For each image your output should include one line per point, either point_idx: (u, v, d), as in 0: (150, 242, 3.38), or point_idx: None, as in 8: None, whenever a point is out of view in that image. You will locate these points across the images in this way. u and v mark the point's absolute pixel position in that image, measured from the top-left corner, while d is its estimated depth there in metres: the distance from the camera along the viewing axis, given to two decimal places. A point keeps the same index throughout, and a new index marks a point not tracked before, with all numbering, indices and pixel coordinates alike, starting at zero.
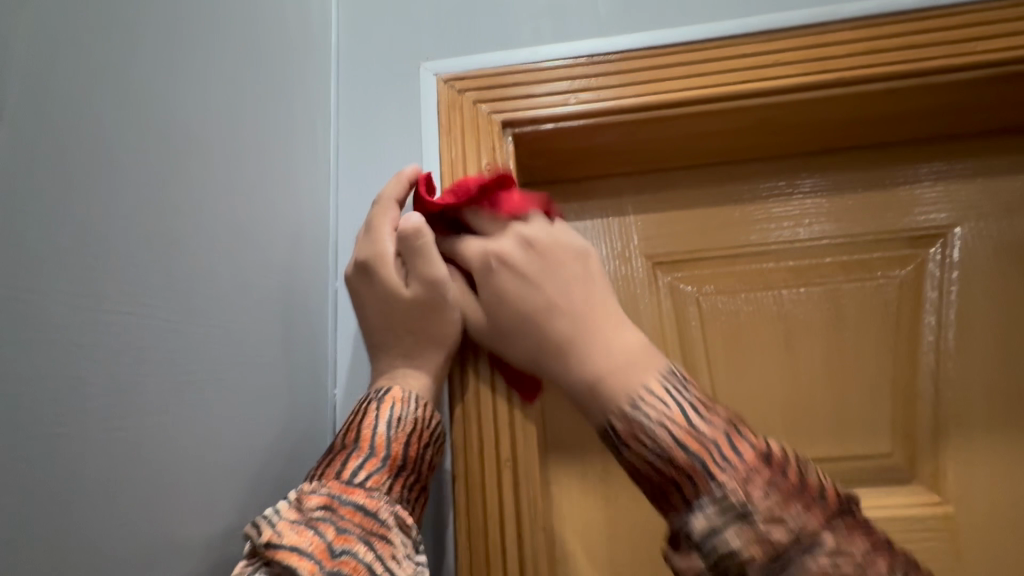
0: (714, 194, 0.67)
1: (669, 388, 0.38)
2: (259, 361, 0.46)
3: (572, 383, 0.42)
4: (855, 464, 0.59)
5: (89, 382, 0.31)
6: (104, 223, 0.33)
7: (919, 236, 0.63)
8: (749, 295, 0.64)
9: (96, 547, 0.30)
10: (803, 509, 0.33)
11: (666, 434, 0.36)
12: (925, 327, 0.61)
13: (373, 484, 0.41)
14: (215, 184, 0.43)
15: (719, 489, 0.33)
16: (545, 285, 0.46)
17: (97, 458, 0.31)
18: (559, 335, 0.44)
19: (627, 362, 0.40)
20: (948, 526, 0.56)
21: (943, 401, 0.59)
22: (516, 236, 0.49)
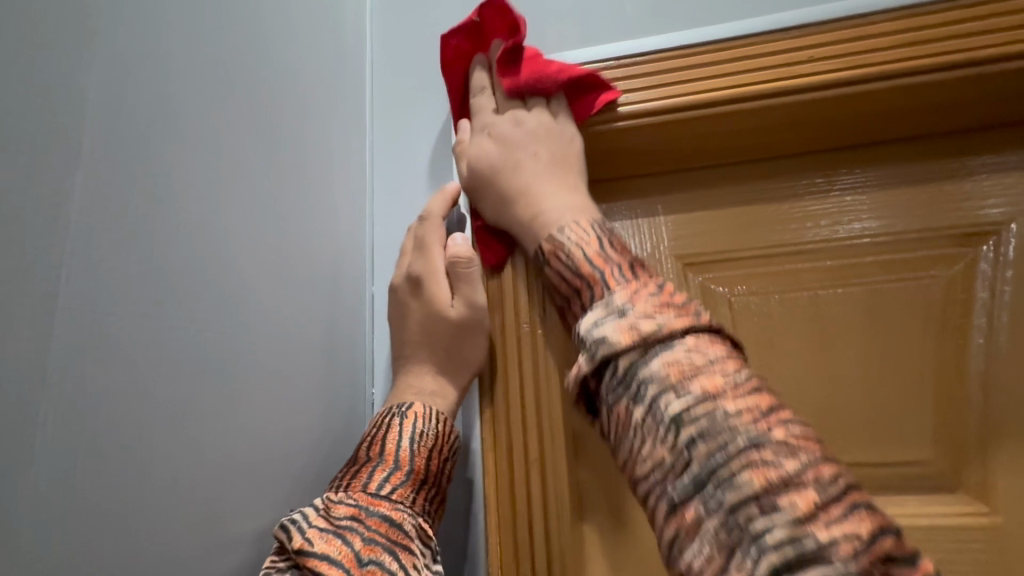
0: (747, 193, 0.66)
1: (594, 227, 0.45)
2: (302, 368, 0.49)
3: (523, 219, 0.50)
4: (891, 471, 0.57)
5: (154, 390, 0.34)
6: (164, 245, 0.36)
7: (969, 233, 0.60)
8: (782, 296, 0.62)
9: (164, 536, 0.34)
10: (675, 314, 0.35)
11: (580, 255, 0.42)
12: (975, 327, 0.58)
13: (398, 497, 0.43)
14: (257, 195, 0.45)
15: (611, 294, 0.37)
16: (516, 148, 0.53)
17: (164, 458, 0.35)
18: (515, 185, 0.51)
19: (559, 206, 0.47)
20: (995, 537, 0.54)
21: (992, 406, 0.56)
22: (512, 115, 0.55)
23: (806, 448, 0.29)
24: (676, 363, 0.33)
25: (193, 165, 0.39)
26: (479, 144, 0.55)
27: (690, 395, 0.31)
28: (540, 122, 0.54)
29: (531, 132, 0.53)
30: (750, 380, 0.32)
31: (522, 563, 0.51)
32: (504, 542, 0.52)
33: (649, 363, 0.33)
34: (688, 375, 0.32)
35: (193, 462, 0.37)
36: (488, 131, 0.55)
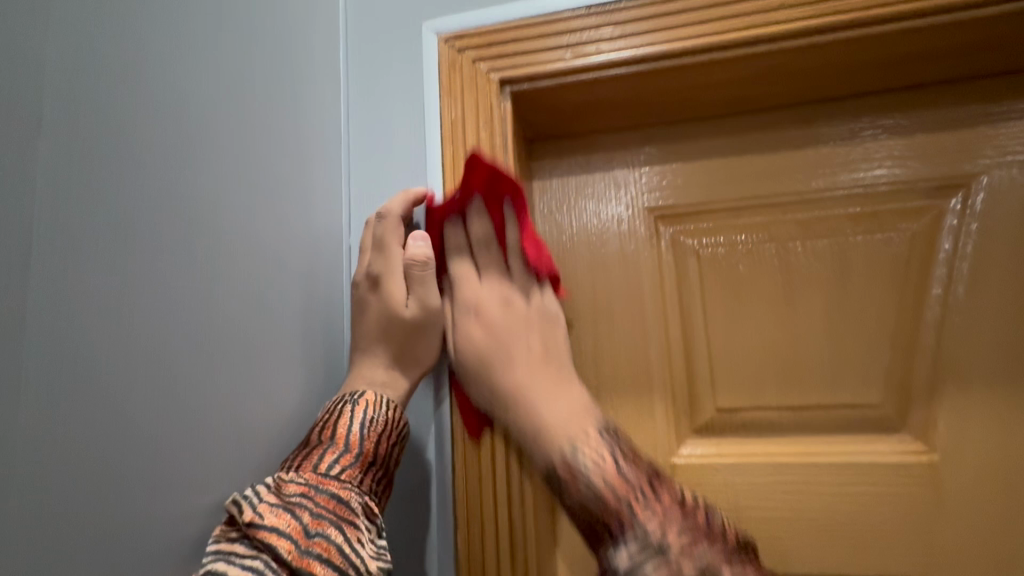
0: (722, 145, 0.66)
1: (604, 438, 0.48)
2: (283, 322, 0.53)
3: (520, 427, 0.51)
4: (842, 414, 0.60)
5: (129, 339, 0.37)
6: (130, 205, 0.38)
7: (940, 185, 0.60)
8: (747, 246, 0.64)
9: (148, 470, 0.38)
10: (706, 546, 0.41)
11: (601, 481, 0.45)
12: (935, 279, 0.59)
13: (347, 477, 0.47)
14: (228, 155, 0.47)
15: (643, 526, 0.41)
16: (507, 339, 0.55)
17: (144, 402, 0.38)
18: (509, 387, 0.53)
19: (564, 418, 0.50)
20: (932, 474, 0.57)
21: (943, 354, 0.58)
22: (499, 292, 0.57)
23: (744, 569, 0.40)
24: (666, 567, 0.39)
25: (159, 125, 0.41)
26: (468, 331, 0.56)
27: None
28: (526, 303, 0.57)
29: (516, 316, 0.56)
30: None
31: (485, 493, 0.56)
32: (470, 475, 0.56)
33: None
34: None
35: (173, 401, 0.40)
36: (475, 314, 0.56)
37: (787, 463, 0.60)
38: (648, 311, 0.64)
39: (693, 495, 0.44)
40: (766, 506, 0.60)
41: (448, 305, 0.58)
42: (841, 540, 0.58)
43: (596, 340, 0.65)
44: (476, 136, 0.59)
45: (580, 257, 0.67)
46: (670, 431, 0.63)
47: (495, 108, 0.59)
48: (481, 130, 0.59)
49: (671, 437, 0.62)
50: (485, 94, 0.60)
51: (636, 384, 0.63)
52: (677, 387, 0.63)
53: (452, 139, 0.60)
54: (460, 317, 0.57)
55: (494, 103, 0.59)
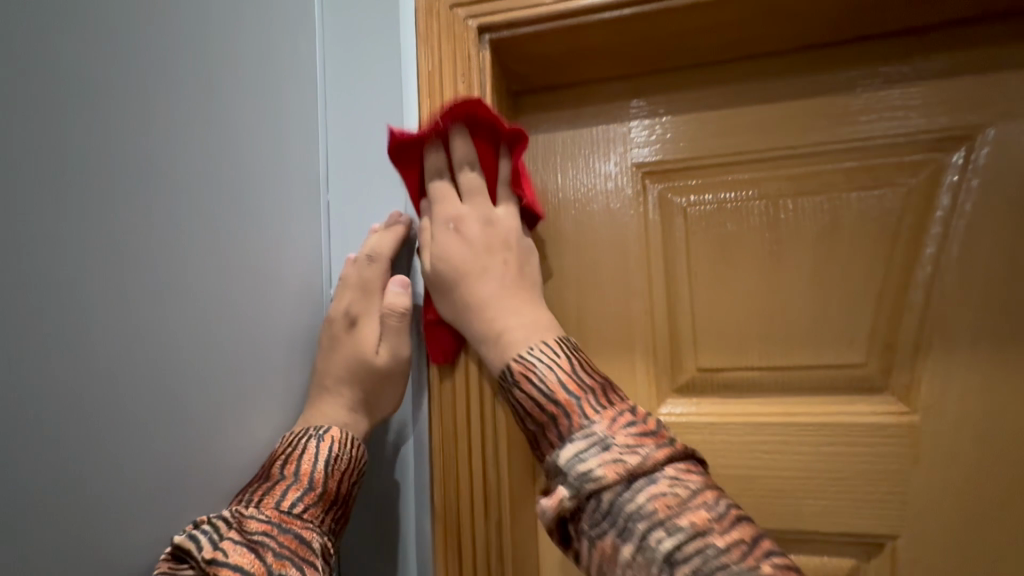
0: (714, 97, 0.63)
1: (564, 350, 0.46)
2: (271, 340, 0.53)
3: (478, 334, 0.51)
4: (825, 374, 0.59)
5: (97, 332, 0.38)
6: (95, 197, 0.38)
7: (941, 138, 0.57)
8: (735, 204, 0.62)
9: (123, 462, 0.39)
10: (652, 443, 0.39)
11: (554, 384, 0.44)
12: (929, 237, 0.57)
13: (309, 516, 0.47)
14: (204, 134, 0.46)
15: (589, 425, 0.40)
16: (483, 258, 0.53)
17: (116, 396, 0.39)
18: (477, 297, 0.52)
19: (523, 329, 0.49)
20: (912, 434, 0.57)
21: (932, 314, 0.57)
22: (479, 211, 0.54)
23: (692, 480, 0.38)
24: (611, 463, 0.38)
25: (150, 114, 0.42)
26: (444, 240, 0.54)
27: (681, 527, 0.36)
28: (508, 227, 0.55)
29: (494, 236, 0.54)
30: (733, 512, 0.37)
31: (459, 443, 0.56)
32: (445, 425, 0.57)
33: (636, 497, 0.37)
34: (675, 512, 0.36)
35: (154, 395, 0.41)
36: (453, 229, 0.54)
37: (766, 422, 0.60)
38: (631, 267, 0.63)
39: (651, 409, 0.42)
40: (743, 464, 0.60)
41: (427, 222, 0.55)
42: (816, 497, 0.58)
43: (578, 301, 0.64)
44: (453, 87, 0.57)
45: (565, 215, 0.65)
46: (650, 389, 0.63)
47: (473, 57, 0.57)
48: (459, 81, 0.57)
49: (651, 394, 0.63)
50: (463, 44, 0.57)
51: (618, 343, 0.63)
52: (659, 346, 0.63)
53: (430, 90, 0.58)
54: (435, 236, 0.54)
55: (472, 51, 0.57)
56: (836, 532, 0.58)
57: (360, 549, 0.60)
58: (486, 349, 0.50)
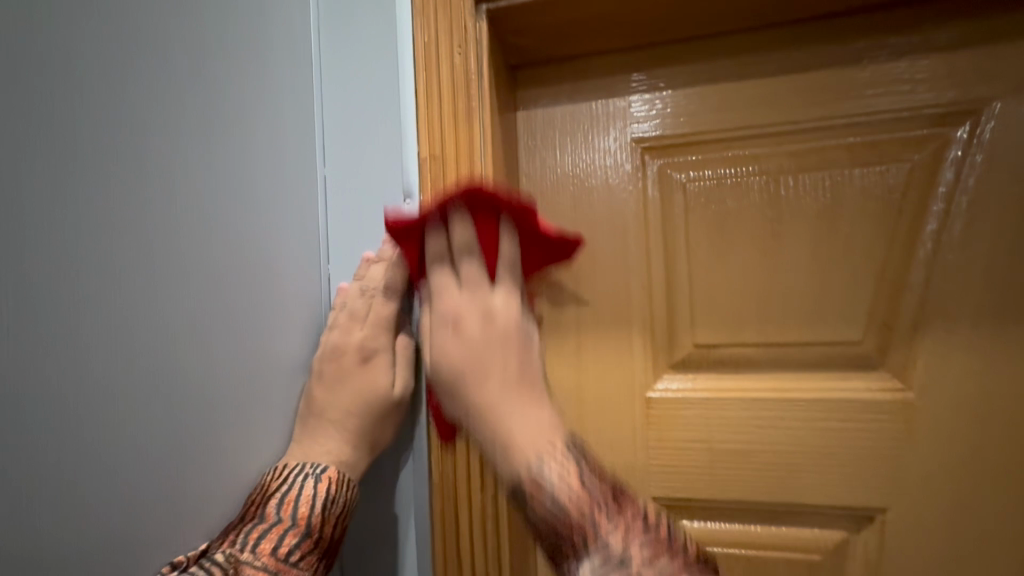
0: (715, 70, 0.62)
1: (571, 453, 0.43)
2: (268, 353, 0.54)
3: (485, 441, 0.46)
4: (820, 351, 0.60)
5: (85, 322, 0.38)
6: (82, 190, 0.38)
7: (946, 112, 0.56)
8: (735, 180, 0.61)
9: (112, 449, 0.40)
10: (669, 558, 0.39)
11: (566, 493, 0.41)
12: (931, 213, 0.57)
13: (304, 564, 0.50)
14: (193, 125, 0.47)
15: (607, 542, 0.39)
16: (482, 358, 0.49)
17: (103, 385, 0.40)
18: (477, 403, 0.47)
19: (530, 433, 0.44)
20: (906, 410, 0.57)
21: (931, 292, 0.57)
22: (479, 306, 0.51)
23: None
24: None
25: (151, 126, 0.43)
26: (442, 339, 0.51)
27: None
28: (507, 320, 0.51)
29: (493, 333, 0.50)
30: None
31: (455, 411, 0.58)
32: None
33: None
34: None
35: (143, 385, 0.42)
36: (452, 327, 0.51)
37: (761, 397, 0.60)
38: (631, 244, 0.63)
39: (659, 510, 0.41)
40: (737, 439, 0.61)
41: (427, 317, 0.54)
42: (809, 470, 0.59)
43: (577, 277, 0.64)
44: (450, 60, 0.57)
45: (564, 192, 0.65)
46: (647, 365, 0.63)
47: (469, 29, 0.56)
48: (455, 53, 0.56)
49: (647, 371, 0.63)
50: (459, 15, 0.56)
51: (616, 320, 0.63)
52: (656, 323, 0.63)
53: (426, 63, 0.57)
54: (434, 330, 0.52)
55: (468, 23, 0.56)
56: (829, 504, 0.59)
57: (362, 517, 0.62)
58: (494, 462, 0.45)
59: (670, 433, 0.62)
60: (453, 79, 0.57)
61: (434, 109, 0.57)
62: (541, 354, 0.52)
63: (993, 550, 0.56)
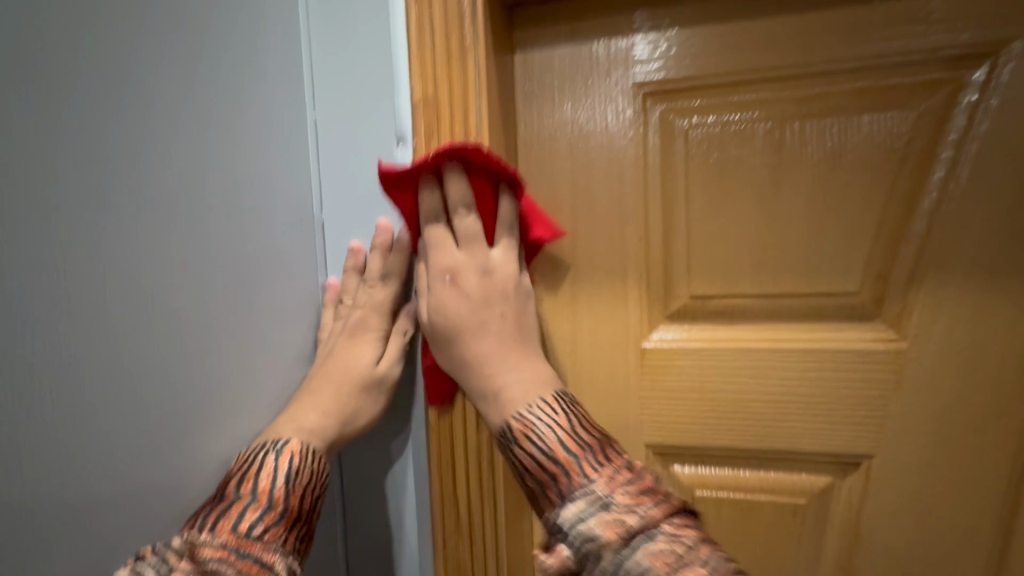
0: (723, 9, 0.58)
1: (560, 404, 0.50)
2: (259, 311, 0.54)
3: (478, 388, 0.53)
4: (816, 301, 0.59)
5: (78, 293, 0.38)
6: (66, 160, 0.37)
7: (963, 55, 0.54)
8: (738, 126, 0.59)
9: (113, 416, 0.41)
10: (649, 502, 0.42)
11: (552, 435, 0.47)
12: (938, 162, 0.55)
13: (270, 537, 0.47)
14: (170, 78, 0.45)
15: (589, 484, 0.44)
16: (480, 310, 0.53)
17: (99, 353, 0.40)
18: (473, 354, 0.53)
19: (523, 379, 0.52)
20: (898, 360, 0.58)
21: (932, 242, 0.56)
22: (475, 260, 0.54)
23: (686, 535, 0.41)
24: (609, 522, 0.41)
25: (149, 111, 0.43)
26: (440, 294, 0.53)
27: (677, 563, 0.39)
28: (506, 277, 0.55)
29: (491, 284, 0.54)
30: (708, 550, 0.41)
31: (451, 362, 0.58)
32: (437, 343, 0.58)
33: (635, 555, 0.40)
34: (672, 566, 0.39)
35: (139, 352, 0.43)
36: (451, 282, 0.53)
37: (755, 347, 0.61)
38: (628, 192, 0.62)
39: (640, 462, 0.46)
40: (729, 387, 0.62)
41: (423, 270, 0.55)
42: (798, 418, 0.60)
43: (573, 227, 0.63)
44: None
45: (562, 139, 0.63)
46: (642, 315, 0.63)
47: None
48: None
49: (642, 321, 0.63)
50: None
51: (611, 270, 0.63)
52: (651, 273, 0.63)
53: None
54: (431, 285, 0.54)
55: None
56: (816, 450, 0.60)
57: (360, 460, 0.63)
58: (488, 399, 0.52)
59: (662, 381, 0.63)
60: (446, 14, 0.54)
61: (426, 47, 0.55)
62: (531, 305, 0.57)
63: (973, 495, 0.58)
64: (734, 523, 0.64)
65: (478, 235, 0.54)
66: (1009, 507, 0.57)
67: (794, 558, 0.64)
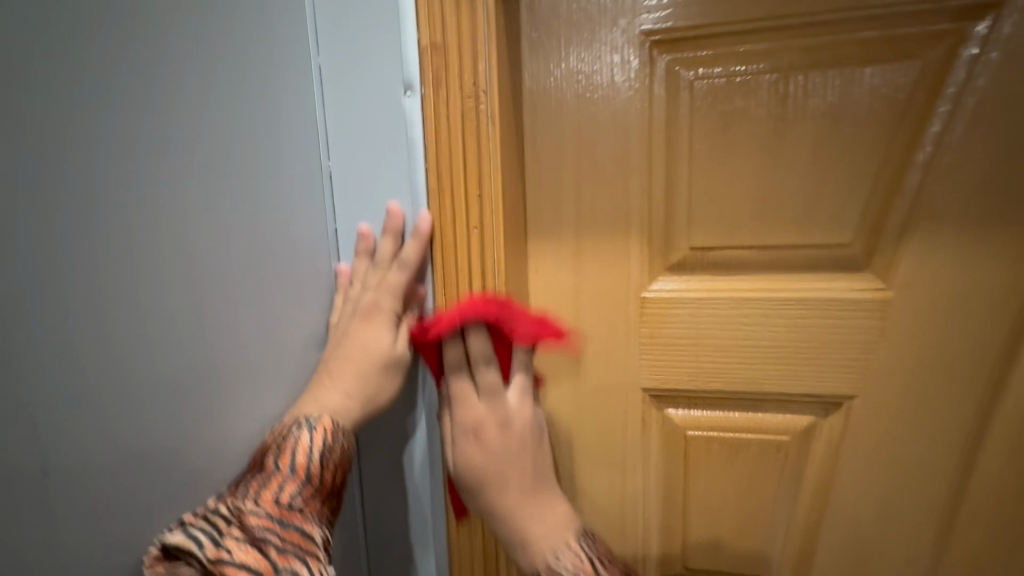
0: None
1: (582, 543, 0.52)
2: (277, 291, 0.56)
3: (506, 534, 0.54)
4: (812, 253, 0.62)
5: (95, 277, 0.44)
6: (77, 159, 0.42)
7: (969, 6, 0.54)
8: (744, 78, 0.59)
9: (134, 386, 0.47)
10: None
11: (582, 572, 0.50)
12: (935, 116, 0.57)
13: (308, 509, 0.50)
14: (181, 73, 0.48)
15: None
16: (502, 462, 0.55)
17: (120, 331, 0.45)
18: (499, 503, 0.54)
19: (548, 531, 0.53)
20: (884, 308, 0.61)
21: (923, 195, 0.58)
22: (496, 414, 0.56)
23: None
24: None
25: (159, 109, 0.47)
26: (464, 447, 0.55)
27: None
28: (522, 424, 0.56)
29: (511, 438, 0.55)
30: None
31: None
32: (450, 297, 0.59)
33: None
34: None
35: (157, 332, 0.47)
36: (474, 437, 0.55)
37: (751, 297, 0.63)
38: (632, 146, 0.62)
39: None
40: (725, 336, 0.65)
41: (448, 420, 0.58)
42: (788, 364, 0.64)
43: (577, 181, 0.64)
44: None
45: (567, 90, 0.63)
46: (643, 267, 0.65)
47: None
48: None
49: (643, 273, 0.65)
50: None
51: (614, 223, 0.64)
52: (653, 226, 0.64)
53: None
54: (455, 435, 0.56)
55: None
56: (803, 392, 0.65)
57: None
58: (516, 548, 0.53)
59: (661, 331, 0.66)
60: None
61: None
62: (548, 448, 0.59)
63: (944, 433, 0.63)
64: (724, 462, 0.69)
65: (495, 377, 0.56)
66: (974, 442, 0.62)
67: (777, 492, 0.69)
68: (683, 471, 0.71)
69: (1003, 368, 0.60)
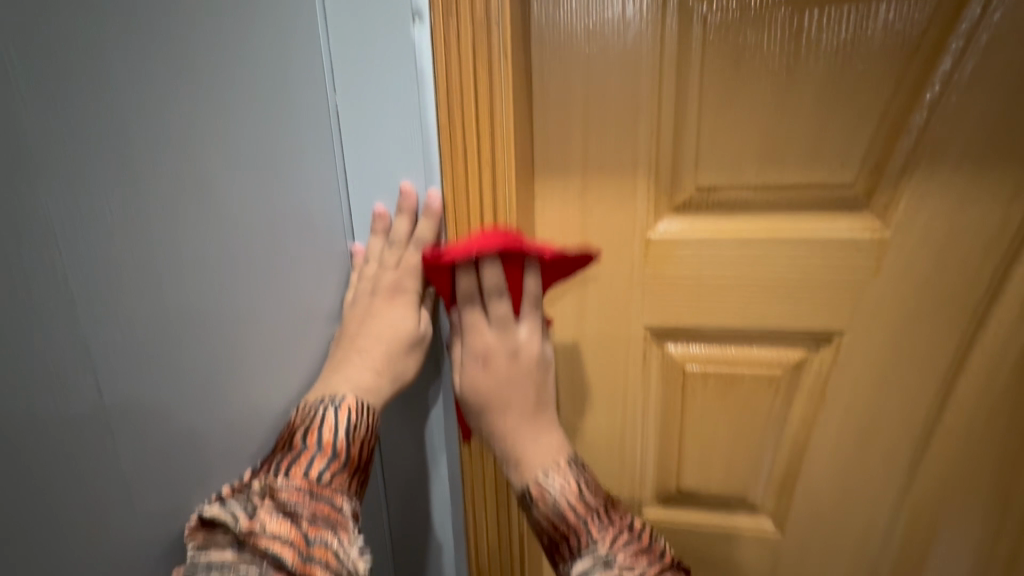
0: None
1: (572, 469, 0.56)
2: (292, 260, 0.56)
3: (501, 454, 0.58)
4: (816, 193, 0.63)
5: (134, 251, 0.40)
6: (105, 120, 0.38)
7: None
8: (759, 12, 0.58)
9: (177, 365, 0.44)
10: (648, 561, 0.52)
11: (564, 502, 0.54)
12: (947, 53, 0.56)
13: (337, 483, 0.52)
14: (193, 21, 0.44)
15: (595, 546, 0.52)
16: (508, 386, 0.57)
17: (161, 308, 0.43)
18: (501, 425, 0.57)
19: (541, 448, 0.57)
20: (879, 248, 0.63)
21: (927, 135, 0.59)
22: (506, 343, 0.57)
23: None
24: None
25: (176, 61, 0.43)
26: (471, 371, 0.58)
27: None
28: (530, 354, 0.58)
29: (520, 362, 0.57)
30: None
31: None
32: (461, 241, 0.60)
33: None
34: None
35: (190, 307, 0.45)
36: (482, 364, 0.57)
37: (753, 238, 0.65)
38: (642, 81, 0.61)
39: (643, 522, 0.55)
40: (725, 275, 0.67)
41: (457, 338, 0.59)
42: (786, 301, 0.66)
43: (585, 119, 0.63)
44: None
45: (577, 22, 0.61)
46: (649, 206, 0.66)
47: None
48: None
49: (648, 212, 0.66)
50: None
51: (622, 163, 0.65)
52: (660, 165, 0.65)
53: None
54: (464, 362, 0.58)
55: None
56: (796, 329, 0.68)
57: None
58: (508, 467, 0.57)
59: (664, 271, 0.68)
60: None
61: None
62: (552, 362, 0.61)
63: (925, 366, 0.67)
64: (718, 396, 0.73)
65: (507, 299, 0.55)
66: (952, 374, 0.66)
67: (767, 422, 0.73)
68: (680, 406, 0.75)
69: (987, 304, 0.63)
